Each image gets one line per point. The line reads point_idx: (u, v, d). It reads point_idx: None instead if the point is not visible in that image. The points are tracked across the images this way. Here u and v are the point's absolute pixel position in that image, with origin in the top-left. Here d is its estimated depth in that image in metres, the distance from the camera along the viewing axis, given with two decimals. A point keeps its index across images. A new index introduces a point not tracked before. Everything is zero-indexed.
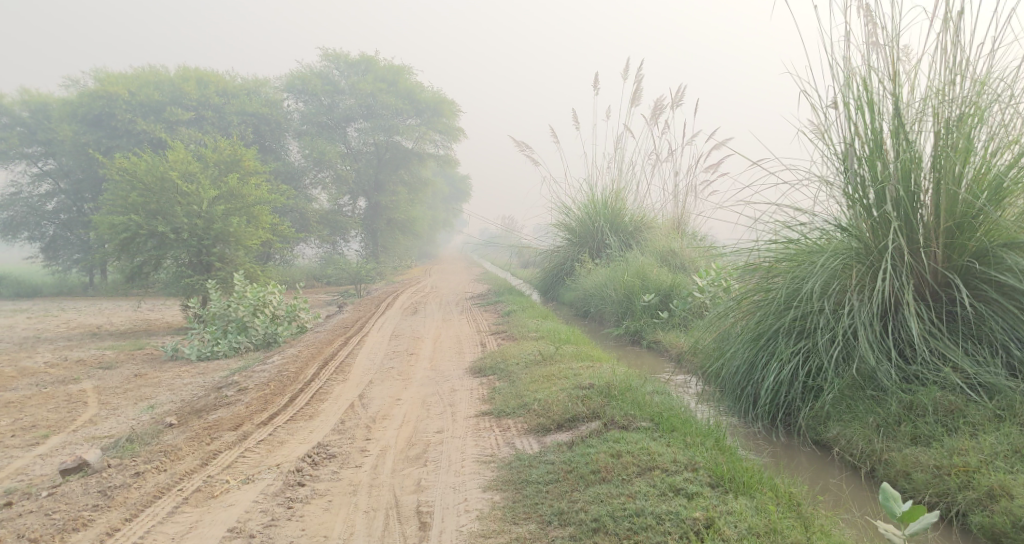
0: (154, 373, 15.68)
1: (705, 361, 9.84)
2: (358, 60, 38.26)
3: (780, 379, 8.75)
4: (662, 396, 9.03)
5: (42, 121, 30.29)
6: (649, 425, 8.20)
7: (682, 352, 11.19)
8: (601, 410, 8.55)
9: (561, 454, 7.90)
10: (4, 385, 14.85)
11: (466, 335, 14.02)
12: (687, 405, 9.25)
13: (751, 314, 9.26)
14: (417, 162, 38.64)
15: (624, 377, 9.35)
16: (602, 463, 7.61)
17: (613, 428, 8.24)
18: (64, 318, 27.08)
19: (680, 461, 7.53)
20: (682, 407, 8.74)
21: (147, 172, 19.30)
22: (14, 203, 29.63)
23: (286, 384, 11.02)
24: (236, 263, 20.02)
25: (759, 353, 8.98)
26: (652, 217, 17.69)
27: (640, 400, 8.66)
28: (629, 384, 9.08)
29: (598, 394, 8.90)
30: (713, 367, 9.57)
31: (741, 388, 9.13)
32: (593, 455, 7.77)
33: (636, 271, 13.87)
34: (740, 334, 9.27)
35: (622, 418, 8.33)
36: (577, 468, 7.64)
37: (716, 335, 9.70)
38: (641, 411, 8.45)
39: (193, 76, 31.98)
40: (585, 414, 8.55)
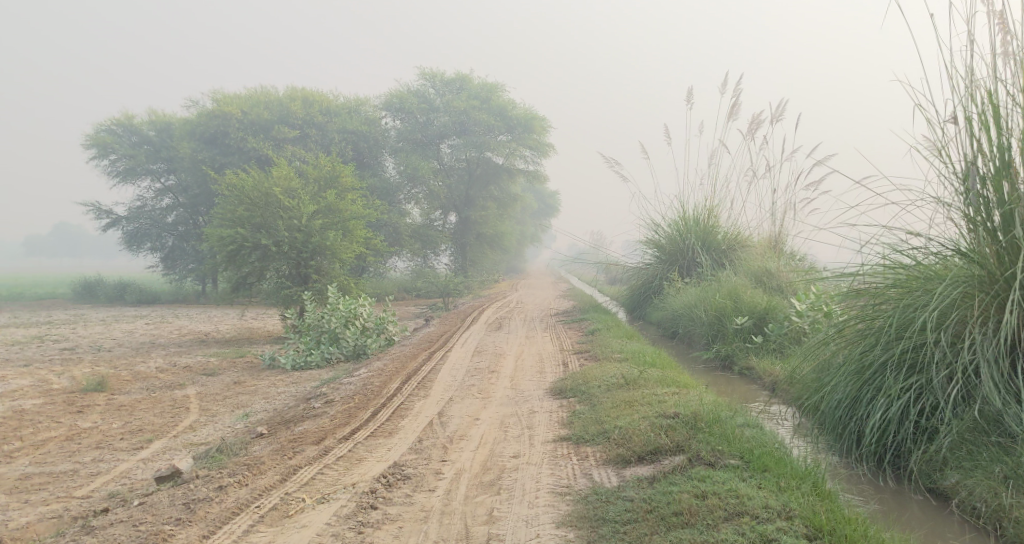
0: (252, 382, 15.92)
1: (802, 393, 9.25)
2: (453, 79, 38.53)
3: (888, 418, 8.10)
4: (754, 430, 8.51)
5: (164, 139, 32.73)
6: (738, 464, 7.71)
7: (777, 381, 10.59)
8: (687, 443, 8.09)
9: (641, 491, 7.47)
10: (119, 389, 15.38)
11: (551, 353, 13.71)
12: (782, 440, 8.67)
13: (855, 344, 8.62)
14: (508, 178, 38.34)
15: (712, 407, 8.86)
16: (685, 504, 7.15)
17: (698, 464, 7.78)
18: (176, 325, 28.13)
19: (772, 508, 7.04)
20: (776, 443, 8.20)
21: (254, 188, 19.85)
22: (139, 216, 32.34)
23: (369, 398, 10.91)
24: (331, 275, 20.27)
25: (864, 388, 8.35)
26: (748, 235, 16.98)
27: (730, 435, 8.17)
28: (717, 415, 8.60)
29: (684, 425, 8.45)
30: (812, 398, 8.97)
31: (843, 424, 8.50)
32: (676, 495, 7.32)
33: (729, 292, 13.29)
34: (842, 365, 8.64)
35: (709, 454, 7.86)
36: (658, 508, 7.19)
37: (816, 365, 9.11)
38: (730, 447, 7.97)
39: (301, 96, 33.65)
40: (669, 447, 8.10)
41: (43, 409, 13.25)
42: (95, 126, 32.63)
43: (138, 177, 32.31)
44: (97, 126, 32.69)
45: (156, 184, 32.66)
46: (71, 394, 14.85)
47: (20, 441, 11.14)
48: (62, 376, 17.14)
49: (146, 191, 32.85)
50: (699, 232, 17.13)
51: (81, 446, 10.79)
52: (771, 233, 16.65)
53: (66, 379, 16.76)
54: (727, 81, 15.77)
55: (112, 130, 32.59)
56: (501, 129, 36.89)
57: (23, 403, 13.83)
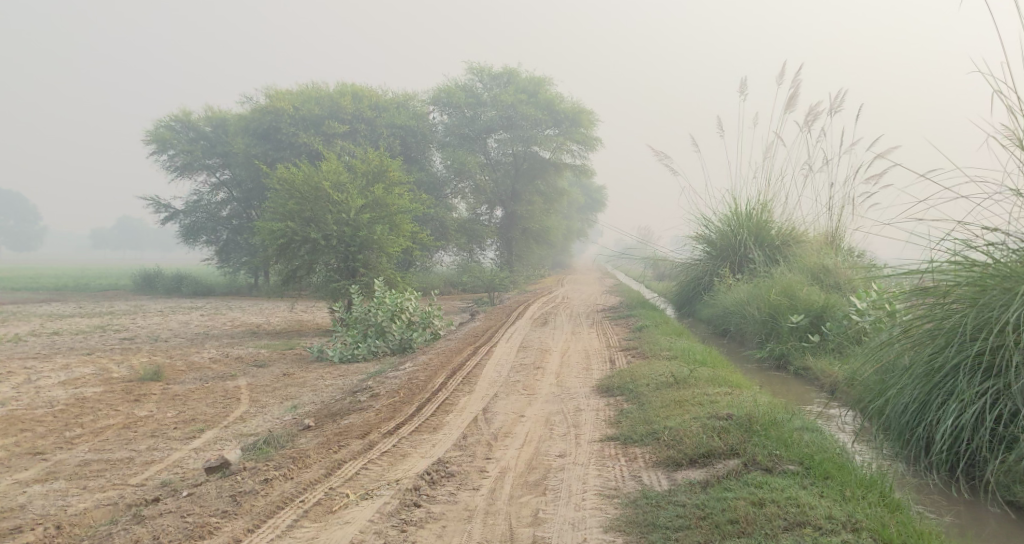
0: (300, 374, 15.96)
1: (864, 395, 8.89)
2: (501, 73, 38.30)
3: (962, 425, 7.76)
4: (812, 433, 8.21)
5: (220, 135, 33.20)
6: (797, 470, 7.44)
7: (836, 383, 10.24)
8: (741, 446, 7.82)
9: (693, 496, 7.23)
10: (173, 379, 15.55)
11: (597, 349, 13.49)
12: (844, 445, 8.35)
13: (923, 345, 8.22)
14: (554, 173, 37.90)
15: (767, 409, 8.57)
16: (741, 512, 6.90)
17: (755, 469, 7.51)
18: (229, 316, 28.49)
19: (837, 518, 6.78)
20: (837, 448, 7.92)
21: (304, 182, 19.97)
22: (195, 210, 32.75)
23: (414, 392, 10.80)
24: (378, 269, 20.26)
25: (934, 392, 7.99)
26: (803, 230, 16.54)
27: (788, 439, 7.90)
28: (773, 417, 8.32)
29: (738, 428, 8.19)
30: (876, 402, 8.62)
31: (911, 430, 8.16)
32: (731, 501, 7.07)
33: (784, 288, 12.92)
34: (909, 368, 8.26)
35: (765, 459, 7.59)
36: (711, 515, 6.96)
37: (878, 366, 8.73)
38: (788, 452, 7.70)
39: (351, 91, 33.90)
40: (723, 450, 7.84)
41: (101, 397, 13.43)
42: (154, 122, 33.24)
43: (194, 172, 32.75)
44: (156, 122, 33.31)
45: (212, 178, 33.11)
46: (129, 382, 15.05)
47: (79, 427, 11.17)
48: (121, 365, 17.41)
49: (202, 185, 33.32)
50: (752, 227, 16.74)
51: (137, 434, 10.81)
52: (827, 228, 16.20)
53: (124, 367, 17.02)
54: (785, 71, 15.25)
55: (170, 125, 33.13)
56: (548, 123, 36.45)
57: (84, 390, 14.06)
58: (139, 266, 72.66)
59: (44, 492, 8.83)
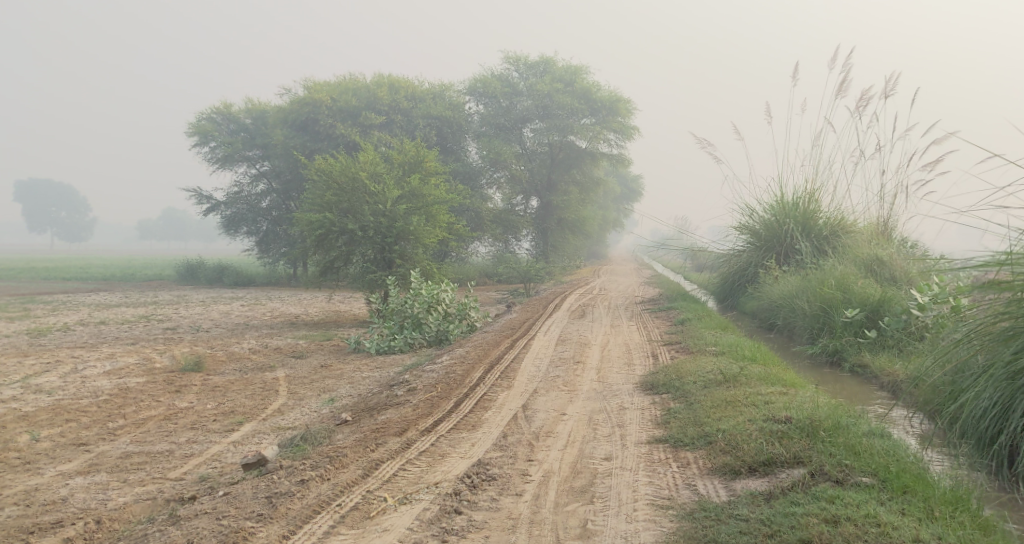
0: (338, 366, 15.77)
1: (935, 397, 8.46)
2: (537, 61, 37.81)
3: None
4: (881, 440, 7.80)
5: (260, 126, 33.20)
6: (871, 483, 7.06)
7: (899, 383, 9.82)
8: (805, 455, 7.45)
9: (757, 511, 6.88)
10: (213, 370, 15.43)
11: (638, 344, 13.10)
12: (917, 453, 7.92)
13: (1000, 344, 7.77)
14: (591, 163, 37.32)
15: (830, 412, 8.16)
16: (814, 530, 6.55)
17: (823, 481, 7.15)
18: (269, 307, 28.50)
19: (925, 541, 6.43)
20: (912, 457, 7.53)
21: (342, 172, 19.84)
22: (237, 202, 32.81)
23: (452, 387, 10.51)
24: (414, 260, 20.03)
25: (1016, 396, 7.53)
26: (852, 220, 16.03)
27: (859, 448, 7.50)
28: (838, 421, 7.91)
29: (801, 433, 7.80)
30: (948, 405, 8.18)
31: (991, 437, 7.70)
32: (801, 518, 6.71)
33: (838, 282, 12.45)
34: (986, 369, 7.82)
35: (835, 470, 7.22)
36: (780, 532, 6.61)
37: (951, 367, 8.29)
38: (858, 461, 7.32)
39: (387, 82, 33.76)
40: (786, 458, 7.47)
41: (143, 388, 13.32)
42: (197, 114, 33.37)
43: (235, 164, 32.77)
44: (199, 114, 33.42)
45: (252, 170, 33.14)
46: (171, 373, 14.96)
47: (121, 418, 10.88)
48: (164, 355, 17.37)
49: (243, 176, 33.35)
50: (799, 217, 16.22)
51: (177, 426, 10.61)
52: (878, 218, 15.70)
53: (166, 358, 16.96)
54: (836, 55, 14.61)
55: (213, 118, 33.22)
56: (585, 112, 35.86)
57: (126, 381, 13.97)
58: (184, 255, 73.22)
59: (85, 485, 8.59)
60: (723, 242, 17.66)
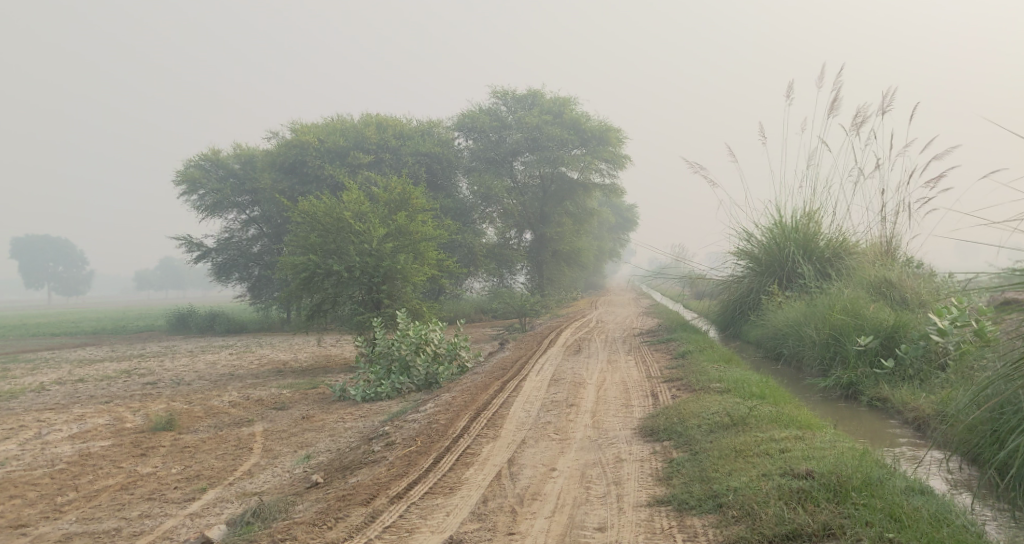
0: (320, 416, 14.79)
1: (975, 440, 7.61)
2: (526, 94, 37.22)
3: None
4: (924, 500, 6.94)
5: (248, 172, 32.45)
6: None
7: (925, 420, 9.01)
8: (837, 525, 6.61)
9: None
10: (187, 427, 14.48)
11: (637, 381, 12.14)
12: (966, 510, 7.08)
13: None
14: (583, 194, 36.46)
15: (857, 463, 7.30)
16: None
17: None
18: (257, 354, 27.54)
19: None
20: (963, 522, 6.70)
21: (326, 213, 19.03)
22: (227, 248, 32.05)
23: (433, 439, 9.57)
24: (403, 300, 19.18)
25: None
26: (855, 241, 15.21)
27: (901, 515, 6.64)
28: (868, 478, 7.06)
29: (825, 496, 6.92)
30: (993, 452, 7.35)
31: None
32: None
33: (848, 306, 11.58)
34: None
35: None
36: None
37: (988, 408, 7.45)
38: (905, 534, 6.47)
39: (375, 121, 33.25)
40: (814, 528, 6.60)
41: (107, 452, 12.40)
42: (185, 162, 32.55)
43: (224, 211, 31.98)
44: (187, 161, 32.58)
45: (242, 216, 32.37)
46: (140, 434, 14.00)
47: (72, 491, 9.95)
48: (137, 412, 16.42)
49: (233, 222, 32.58)
50: (800, 240, 15.40)
51: (132, 497, 9.68)
52: (881, 238, 14.90)
53: (140, 416, 16.02)
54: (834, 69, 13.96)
55: (200, 165, 32.36)
56: (576, 143, 35.11)
57: (91, 445, 13.03)
58: (183, 303, 71.54)
59: None
60: (722, 269, 16.78)
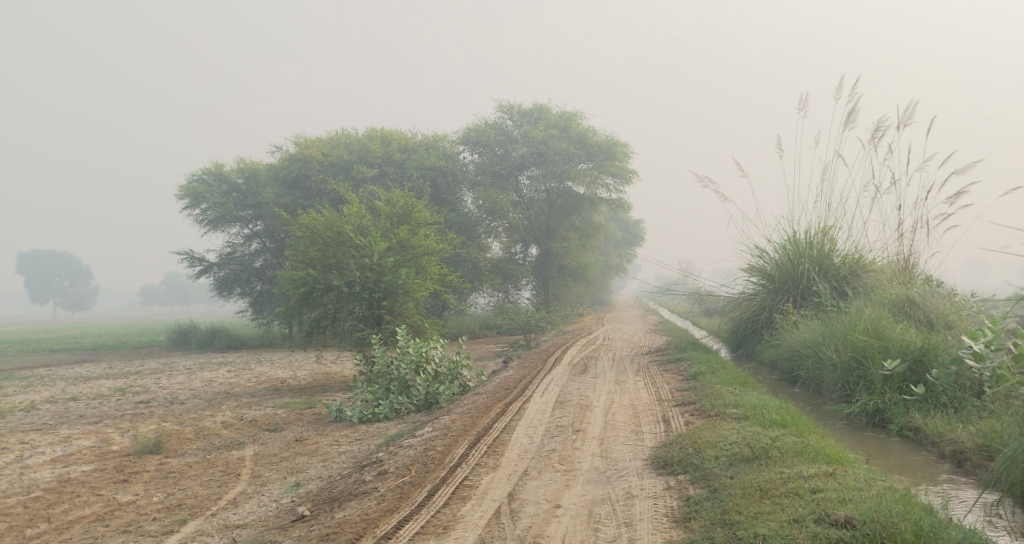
0: (314, 439, 14.11)
1: None
2: (531, 109, 36.71)
3: None
4: None
5: (252, 186, 31.93)
6: None
7: (968, 454, 8.62)
8: None
9: None
10: (175, 450, 13.85)
11: (647, 404, 11.46)
12: None
13: None
14: (589, 209, 35.89)
15: (905, 510, 6.78)
16: None
17: None
18: (256, 372, 26.85)
19: None
20: None
21: (326, 227, 18.43)
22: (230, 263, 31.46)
23: (429, 468, 8.92)
24: (404, 315, 18.56)
25: None
26: (871, 258, 14.58)
27: None
28: (920, 529, 6.56)
29: None
30: None
31: None
32: None
33: (871, 326, 10.96)
34: None
35: None
36: None
37: None
38: None
39: (380, 135, 32.76)
40: None
41: (87, 477, 11.76)
42: (188, 176, 32.06)
43: (227, 225, 31.42)
44: (190, 176, 32.12)
45: (245, 230, 31.80)
46: (125, 457, 13.34)
47: (44, 523, 9.36)
48: (126, 434, 15.79)
49: (236, 236, 32.04)
50: (815, 257, 14.77)
51: (107, 530, 9.10)
52: (900, 255, 14.31)
53: (128, 438, 15.39)
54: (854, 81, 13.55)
55: (203, 179, 31.82)
56: (582, 157, 34.51)
57: (72, 470, 12.41)
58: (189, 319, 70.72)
59: None
60: (733, 286, 16.07)
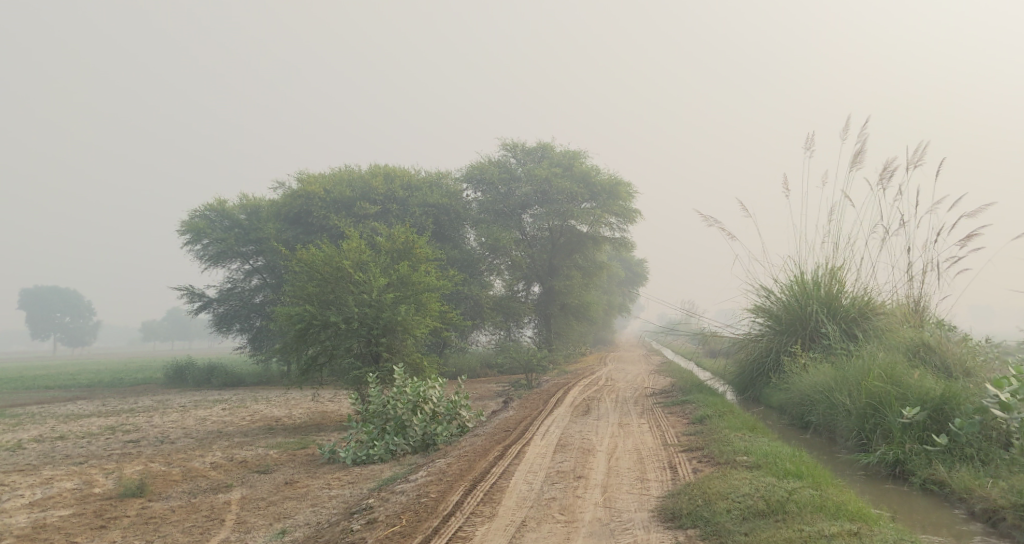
0: (305, 481, 13.55)
1: None
2: (535, 147, 36.51)
3: None
4: None
5: (253, 222, 31.58)
6: None
7: (1001, 514, 8.44)
8: None
9: None
10: (159, 493, 13.28)
11: (652, 449, 10.92)
12: None
13: None
14: (592, 248, 35.44)
15: None
16: None
17: None
18: (252, 410, 26.23)
19: None
20: None
21: (325, 262, 18.02)
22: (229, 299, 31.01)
23: (420, 517, 8.38)
24: (402, 353, 17.99)
25: None
26: (880, 301, 14.10)
27: None
28: None
29: None
30: None
31: None
32: None
33: (888, 372, 10.53)
34: None
35: None
36: None
37: None
38: None
39: (383, 172, 32.50)
40: None
41: (64, 523, 11.22)
42: (190, 211, 31.75)
43: (228, 261, 31.03)
44: (192, 211, 31.79)
45: (246, 265, 31.42)
46: (106, 501, 12.78)
47: None
48: (110, 475, 15.21)
49: (236, 272, 31.64)
50: (823, 298, 14.30)
51: None
52: (909, 298, 13.96)
53: (112, 479, 14.83)
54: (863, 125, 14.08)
55: (205, 215, 31.51)
56: (585, 195, 34.15)
57: (49, 514, 11.85)
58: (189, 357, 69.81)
59: None
60: (736, 326, 15.48)
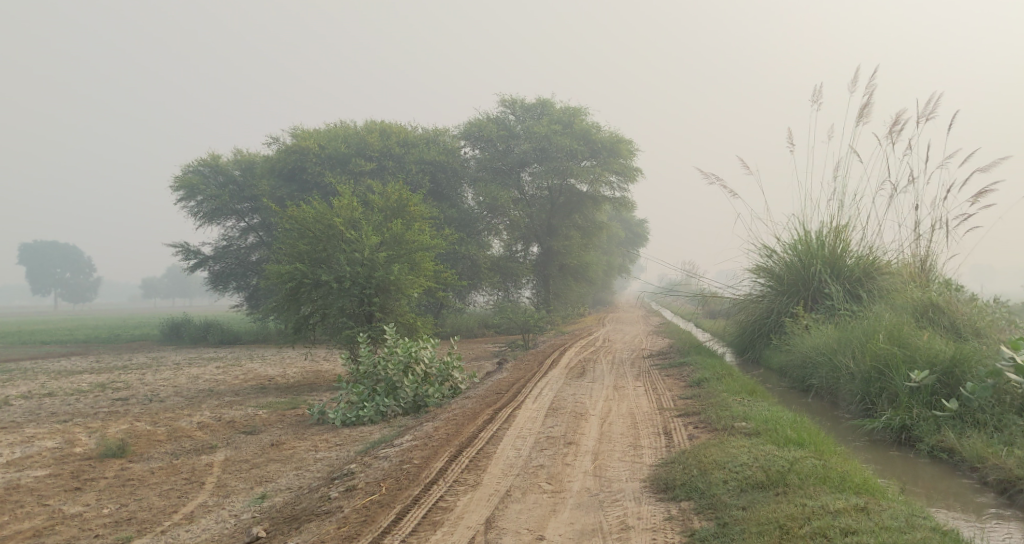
0: (292, 443, 13.15)
1: None
2: (534, 104, 35.71)
3: None
4: None
5: (248, 178, 30.95)
6: None
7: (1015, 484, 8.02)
8: None
9: None
10: (140, 453, 12.90)
11: (647, 414, 10.49)
12: None
13: None
14: (592, 207, 34.83)
15: None
16: None
17: None
18: (245, 368, 25.93)
19: None
20: None
21: (315, 219, 17.38)
22: (225, 257, 30.58)
23: (401, 487, 7.96)
24: (396, 313, 17.58)
25: None
26: (886, 261, 13.63)
27: None
28: None
29: None
30: None
31: None
32: None
33: (894, 335, 10.12)
34: None
35: None
36: None
37: None
38: None
39: (379, 128, 31.72)
40: None
41: (38, 484, 10.83)
42: (183, 167, 31.07)
43: (223, 218, 30.48)
44: (185, 167, 31.12)
45: (241, 223, 30.87)
46: (85, 462, 12.40)
47: None
48: (93, 435, 14.82)
49: (231, 229, 31.12)
50: (827, 257, 13.80)
51: None
52: (915, 257, 13.49)
53: (95, 438, 14.45)
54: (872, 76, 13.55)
55: (199, 171, 30.85)
56: (585, 153, 33.42)
57: (24, 475, 11.47)
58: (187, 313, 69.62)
59: None
60: (737, 286, 14.99)
